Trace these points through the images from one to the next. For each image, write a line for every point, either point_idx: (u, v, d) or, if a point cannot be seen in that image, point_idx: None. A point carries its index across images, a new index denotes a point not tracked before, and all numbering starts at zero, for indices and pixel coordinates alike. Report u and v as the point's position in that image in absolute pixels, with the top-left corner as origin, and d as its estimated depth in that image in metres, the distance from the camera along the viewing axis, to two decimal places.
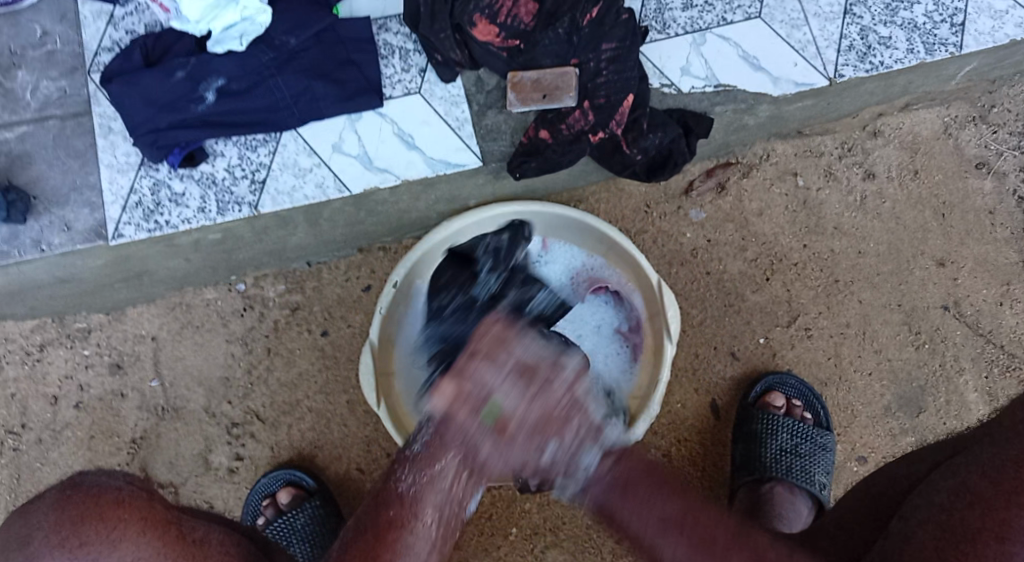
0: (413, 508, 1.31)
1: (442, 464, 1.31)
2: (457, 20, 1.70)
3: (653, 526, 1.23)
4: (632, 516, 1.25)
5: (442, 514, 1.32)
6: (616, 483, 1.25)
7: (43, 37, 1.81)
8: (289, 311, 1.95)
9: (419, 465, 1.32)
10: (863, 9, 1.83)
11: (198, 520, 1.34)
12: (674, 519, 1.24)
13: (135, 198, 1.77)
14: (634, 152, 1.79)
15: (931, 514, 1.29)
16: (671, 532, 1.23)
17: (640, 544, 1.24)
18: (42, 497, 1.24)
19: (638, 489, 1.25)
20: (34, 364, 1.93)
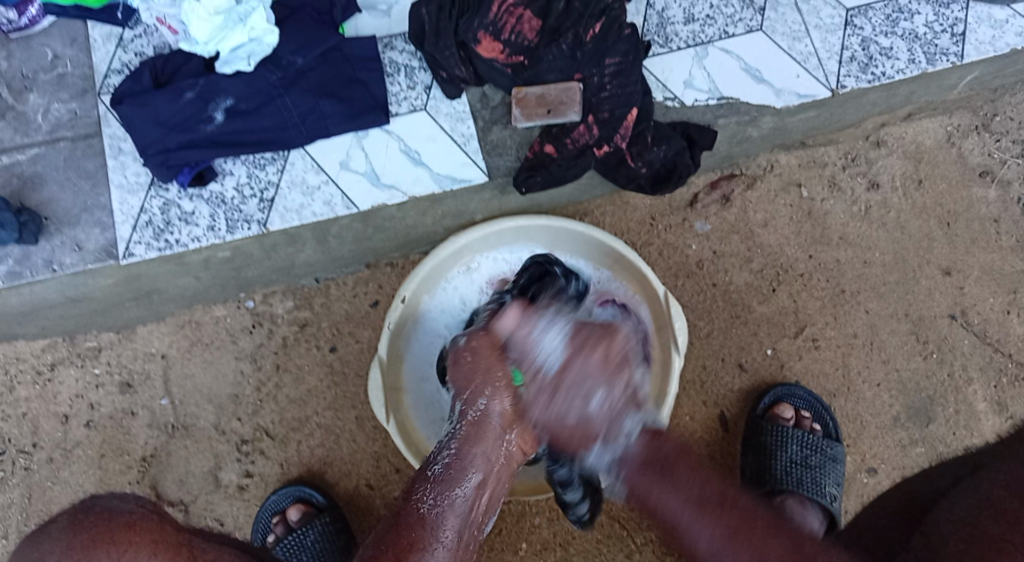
0: (433, 527, 1.31)
1: (463, 488, 1.37)
2: (461, 37, 1.76)
3: (690, 506, 1.34)
4: (667, 501, 1.36)
5: (461, 532, 1.34)
6: (654, 466, 1.40)
7: (54, 60, 1.84)
8: (298, 327, 1.96)
9: (440, 488, 1.36)
10: (864, 20, 1.86)
11: (211, 544, 1.29)
12: (707, 502, 1.34)
13: (145, 217, 1.80)
14: (639, 165, 1.81)
15: (955, 528, 1.31)
16: (704, 516, 1.33)
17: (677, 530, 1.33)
18: (54, 525, 1.21)
19: (677, 471, 1.39)
20: (45, 384, 1.94)
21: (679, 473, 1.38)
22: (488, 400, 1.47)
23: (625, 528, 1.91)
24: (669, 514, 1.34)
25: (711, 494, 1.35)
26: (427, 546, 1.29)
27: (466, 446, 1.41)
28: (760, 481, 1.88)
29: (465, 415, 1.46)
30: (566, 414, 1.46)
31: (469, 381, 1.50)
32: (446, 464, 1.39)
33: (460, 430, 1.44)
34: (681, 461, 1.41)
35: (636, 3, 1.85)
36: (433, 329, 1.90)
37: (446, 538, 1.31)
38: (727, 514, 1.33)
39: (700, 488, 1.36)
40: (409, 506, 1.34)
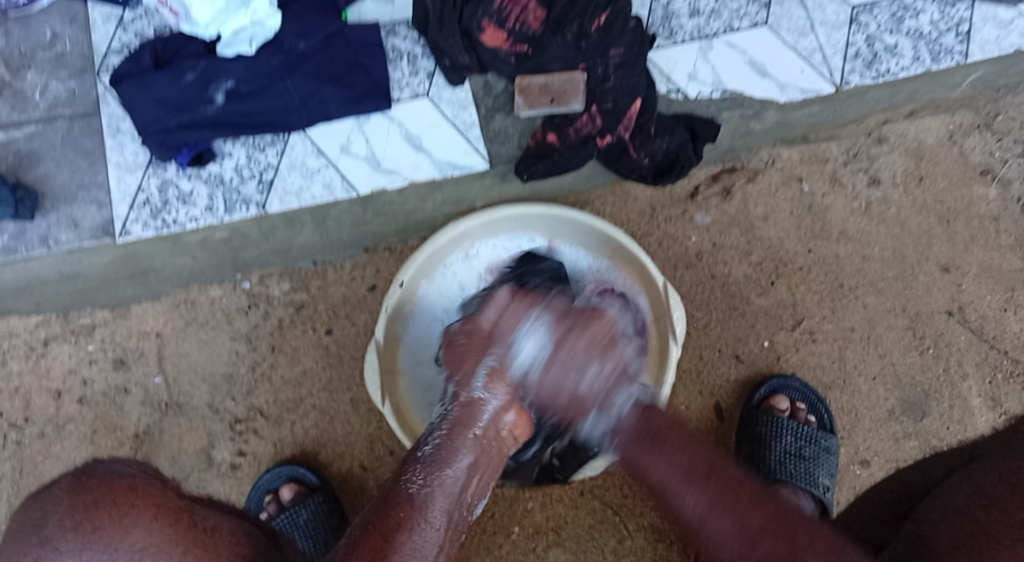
0: (423, 506, 1.36)
1: (452, 469, 1.44)
2: (465, 25, 1.73)
3: (680, 475, 1.42)
4: (659, 463, 1.45)
5: (450, 510, 1.39)
6: (647, 435, 1.50)
7: (53, 39, 1.82)
8: (294, 309, 1.94)
9: (430, 469, 1.42)
10: (869, 18, 1.84)
11: (211, 510, 1.30)
12: (700, 474, 1.41)
13: (143, 196, 1.79)
14: (640, 156, 1.81)
15: (947, 518, 1.32)
16: (697, 485, 1.40)
17: (666, 493, 1.42)
18: (53, 486, 1.20)
19: (668, 443, 1.47)
20: (38, 359, 1.93)
21: (670, 443, 1.47)
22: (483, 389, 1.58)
23: (617, 514, 1.92)
24: (659, 478, 1.44)
25: (700, 471, 1.41)
26: (416, 523, 1.33)
27: (457, 430, 1.50)
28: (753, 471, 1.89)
29: (458, 397, 1.58)
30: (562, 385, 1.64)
31: (462, 363, 1.64)
32: (436, 448, 1.46)
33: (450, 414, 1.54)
34: (666, 440, 1.47)
35: None
36: (429, 315, 1.90)
37: (434, 517, 1.35)
38: (715, 487, 1.39)
39: (690, 458, 1.44)
40: (400, 485, 1.39)
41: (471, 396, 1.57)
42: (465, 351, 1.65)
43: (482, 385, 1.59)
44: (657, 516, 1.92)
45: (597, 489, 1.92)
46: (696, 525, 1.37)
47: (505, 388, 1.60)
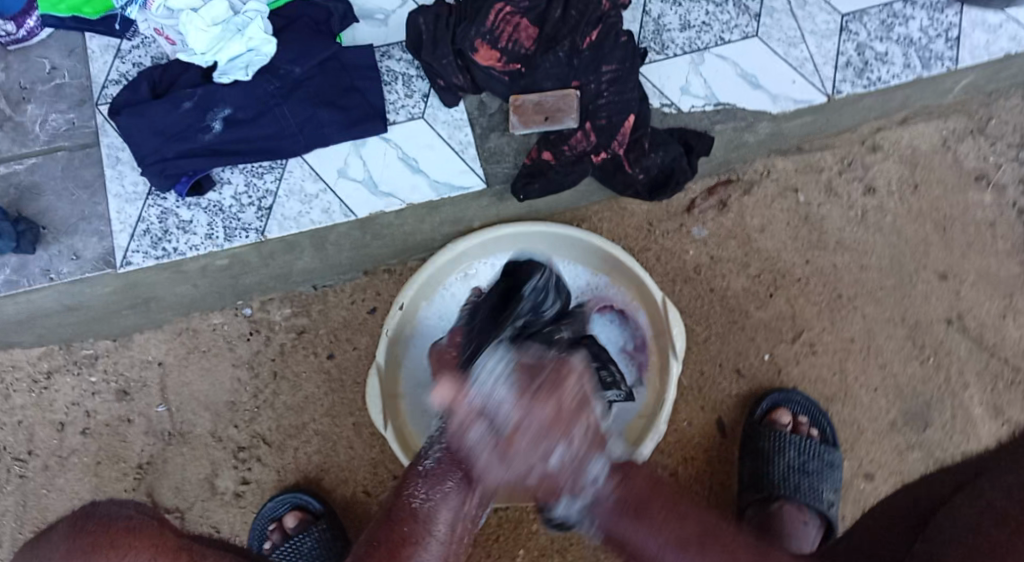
0: (426, 523, 1.31)
1: (453, 481, 1.34)
2: (458, 46, 1.77)
3: (670, 543, 1.22)
4: (647, 540, 1.23)
5: (454, 524, 1.33)
6: (628, 506, 1.26)
7: (52, 72, 1.85)
8: (295, 334, 1.95)
9: (433, 482, 1.34)
10: (859, 26, 1.87)
11: (208, 549, 1.25)
12: (691, 540, 1.22)
13: (143, 225, 1.80)
14: (636, 171, 1.81)
15: (959, 536, 1.30)
16: (689, 552, 1.22)
17: None
18: (53, 531, 1.22)
19: (648, 515, 1.24)
20: (42, 392, 1.94)
21: (650, 516, 1.24)
22: None
23: None
24: (649, 554, 1.23)
25: (688, 541, 1.22)
26: (418, 540, 1.29)
27: (457, 442, 1.35)
28: (758, 487, 1.88)
29: None
30: (521, 462, 1.34)
31: (451, 368, 1.51)
32: (439, 458, 1.37)
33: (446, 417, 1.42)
34: (658, 510, 1.24)
35: (632, 10, 1.87)
36: (432, 337, 1.90)
37: (438, 532, 1.31)
38: (708, 557, 1.21)
39: (680, 529, 1.23)
40: (403, 501, 1.34)
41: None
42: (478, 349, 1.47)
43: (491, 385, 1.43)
44: None
45: None
46: None
47: None
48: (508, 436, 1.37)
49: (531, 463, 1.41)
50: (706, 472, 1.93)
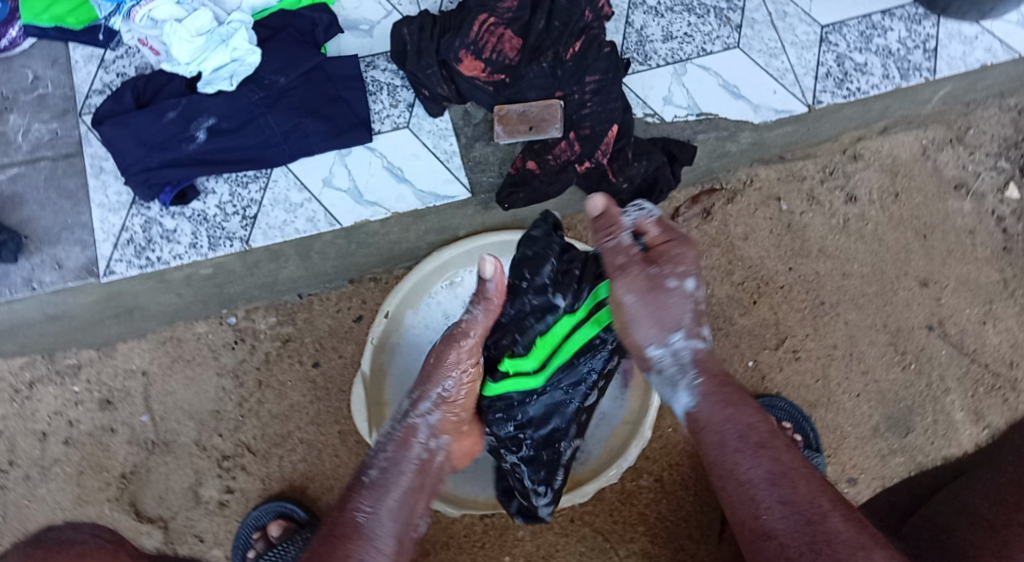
0: (370, 535, 1.42)
1: (396, 495, 1.48)
2: (442, 56, 1.78)
3: (749, 437, 1.43)
4: (728, 425, 1.45)
5: (398, 534, 1.44)
6: (724, 398, 1.48)
7: (34, 81, 1.84)
8: (281, 342, 1.93)
9: (376, 495, 1.46)
10: (838, 37, 1.91)
11: None
12: (765, 439, 1.43)
13: (127, 234, 1.81)
14: (620, 180, 1.81)
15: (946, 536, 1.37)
16: (763, 448, 1.42)
17: (728, 449, 1.43)
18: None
19: (744, 408, 1.47)
20: (23, 402, 1.92)
21: (747, 409, 1.47)
22: (434, 404, 1.58)
23: (608, 540, 1.92)
24: (728, 436, 1.44)
25: (770, 440, 1.43)
26: (363, 554, 1.40)
27: (401, 451, 1.53)
28: None
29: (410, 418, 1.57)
30: (665, 291, 1.52)
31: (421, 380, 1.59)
32: (382, 473, 1.50)
33: (399, 433, 1.55)
34: (745, 402, 1.48)
35: (616, 22, 1.89)
36: (418, 343, 1.89)
37: (383, 543, 1.42)
38: (787, 455, 1.41)
39: (757, 430, 1.44)
40: (347, 514, 1.45)
41: (419, 416, 1.57)
42: (428, 368, 1.59)
43: (433, 404, 1.57)
44: (647, 539, 1.92)
45: (588, 515, 1.92)
46: (759, 488, 1.38)
47: (458, 408, 1.60)
48: (656, 274, 1.52)
49: (666, 306, 1.52)
50: (692, 479, 1.93)
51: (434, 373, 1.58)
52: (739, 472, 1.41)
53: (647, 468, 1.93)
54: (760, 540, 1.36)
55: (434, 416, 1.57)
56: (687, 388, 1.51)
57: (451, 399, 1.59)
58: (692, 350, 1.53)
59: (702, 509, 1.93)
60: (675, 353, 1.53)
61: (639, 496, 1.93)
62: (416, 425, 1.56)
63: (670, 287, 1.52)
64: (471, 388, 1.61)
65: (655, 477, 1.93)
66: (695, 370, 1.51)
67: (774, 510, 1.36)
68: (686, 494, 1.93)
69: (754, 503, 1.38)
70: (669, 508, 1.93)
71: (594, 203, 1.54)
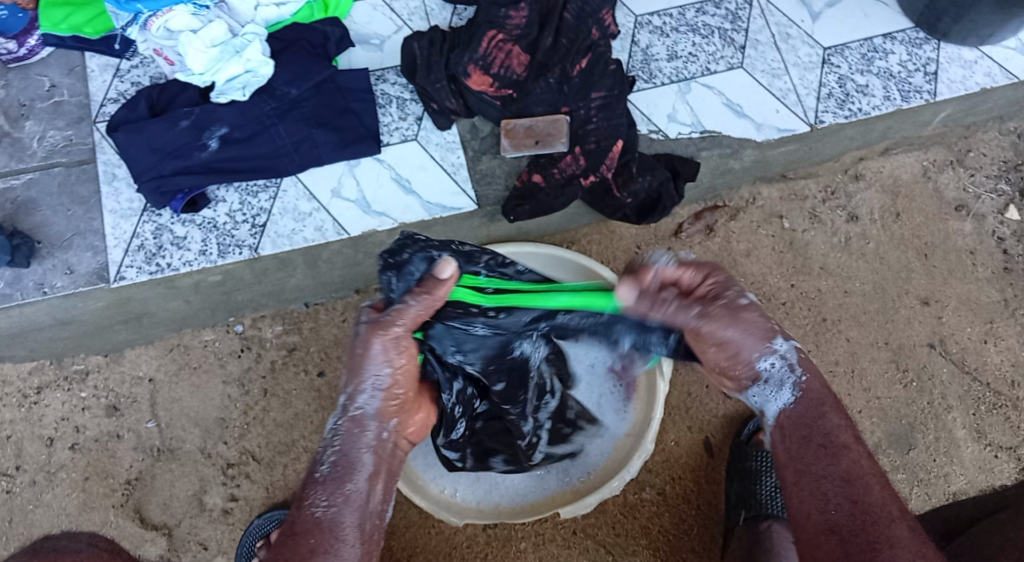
0: (333, 528, 1.38)
1: (354, 481, 1.42)
2: (452, 71, 1.82)
3: (833, 439, 1.37)
4: (813, 423, 1.38)
5: (361, 525, 1.41)
6: (823, 401, 1.39)
7: (51, 89, 1.88)
8: (286, 351, 1.95)
9: (333, 487, 1.41)
10: (840, 59, 1.95)
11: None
12: (848, 444, 1.36)
13: (138, 241, 1.84)
14: (624, 196, 1.84)
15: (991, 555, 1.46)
16: (844, 452, 1.36)
17: (809, 446, 1.37)
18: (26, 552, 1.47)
19: (837, 412, 1.39)
20: (31, 407, 1.94)
21: (839, 414, 1.39)
22: (371, 393, 1.44)
23: (612, 553, 1.92)
24: (809, 435, 1.38)
25: (854, 444, 1.37)
26: (329, 549, 1.36)
27: (350, 442, 1.44)
28: (745, 506, 1.89)
29: (347, 411, 1.45)
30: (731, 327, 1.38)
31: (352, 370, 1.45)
32: (335, 463, 1.43)
33: (342, 425, 1.44)
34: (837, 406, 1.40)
35: (622, 40, 1.93)
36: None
37: (349, 535, 1.39)
38: (869, 462, 1.36)
39: (841, 434, 1.37)
40: (304, 511, 1.40)
41: (359, 409, 1.44)
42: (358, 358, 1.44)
43: (372, 394, 1.44)
44: (650, 553, 1.93)
45: (591, 528, 1.93)
46: (835, 485, 1.34)
47: (397, 390, 1.46)
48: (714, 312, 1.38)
49: (746, 329, 1.39)
50: (695, 493, 1.95)
51: (362, 364, 1.43)
52: (814, 467, 1.36)
53: (649, 481, 1.95)
54: (822, 535, 1.32)
55: (376, 404, 1.45)
56: (793, 386, 1.39)
57: (390, 383, 1.45)
58: (795, 353, 1.39)
59: (705, 525, 1.94)
60: (781, 360, 1.39)
61: (641, 509, 1.94)
62: (359, 419, 1.44)
63: (742, 307, 1.39)
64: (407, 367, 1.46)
65: (657, 490, 1.94)
66: (803, 369, 1.39)
67: (844, 510, 1.32)
68: (687, 508, 1.94)
69: (822, 498, 1.34)
70: (672, 521, 1.94)
71: (623, 295, 1.43)
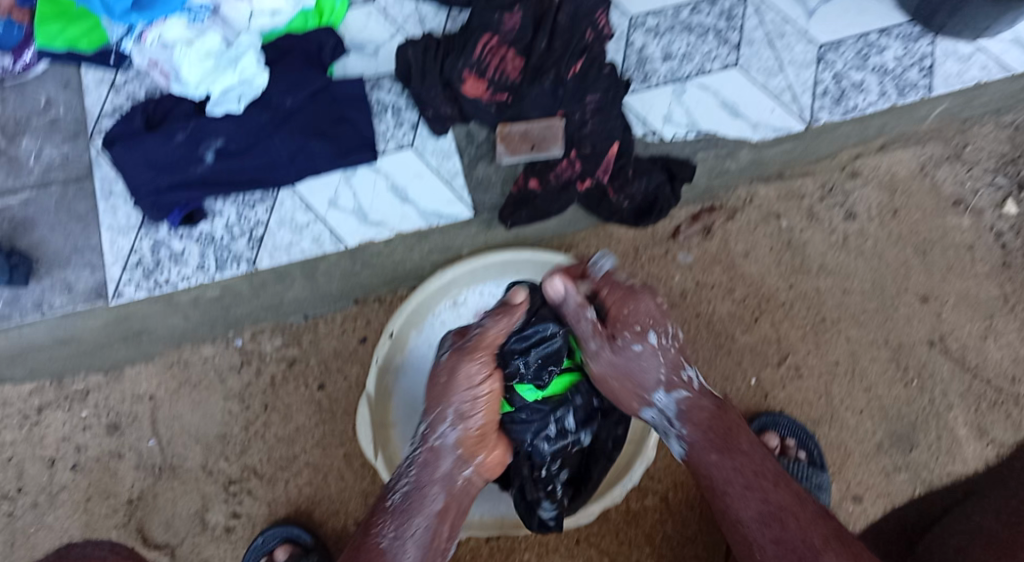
0: (395, 561, 1.50)
1: (421, 516, 1.53)
2: (446, 78, 1.84)
3: (742, 481, 1.53)
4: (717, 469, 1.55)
5: (422, 558, 1.52)
6: (717, 434, 1.57)
7: (47, 105, 1.89)
8: (286, 364, 1.94)
9: (400, 520, 1.53)
10: (836, 56, 1.95)
11: None
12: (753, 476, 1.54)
13: (136, 257, 1.84)
14: (620, 198, 1.87)
15: None
16: (751, 491, 1.53)
17: (720, 491, 1.55)
18: None
19: (734, 455, 1.55)
20: (31, 428, 1.93)
21: (736, 456, 1.55)
22: (448, 427, 1.58)
23: (615, 561, 1.91)
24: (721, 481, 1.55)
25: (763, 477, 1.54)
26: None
27: (424, 475, 1.56)
28: None
29: (426, 440, 1.58)
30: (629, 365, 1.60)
31: (433, 402, 1.59)
32: (407, 494, 1.55)
33: (419, 455, 1.58)
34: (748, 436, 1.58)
35: (616, 42, 1.93)
36: (416, 387, 1.91)
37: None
38: (775, 494, 1.52)
39: (752, 464, 1.55)
40: (371, 539, 1.52)
41: (438, 440, 1.58)
42: (437, 391, 1.59)
43: (452, 426, 1.58)
44: (654, 559, 1.92)
45: (594, 536, 1.92)
46: (753, 526, 1.51)
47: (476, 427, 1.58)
48: (620, 345, 1.60)
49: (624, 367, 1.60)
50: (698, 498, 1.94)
51: (444, 396, 1.58)
52: (732, 511, 1.54)
53: (652, 488, 1.93)
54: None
55: (456, 435, 1.57)
56: (676, 438, 1.61)
57: (471, 411, 1.58)
58: (676, 402, 1.60)
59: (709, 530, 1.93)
60: (660, 411, 1.61)
61: (644, 517, 1.92)
62: (437, 450, 1.57)
63: (635, 354, 1.59)
64: (490, 399, 1.58)
65: (661, 496, 1.93)
66: (680, 420, 1.60)
67: (767, 550, 1.50)
68: (691, 514, 1.93)
69: (748, 542, 1.52)
70: (676, 527, 1.92)
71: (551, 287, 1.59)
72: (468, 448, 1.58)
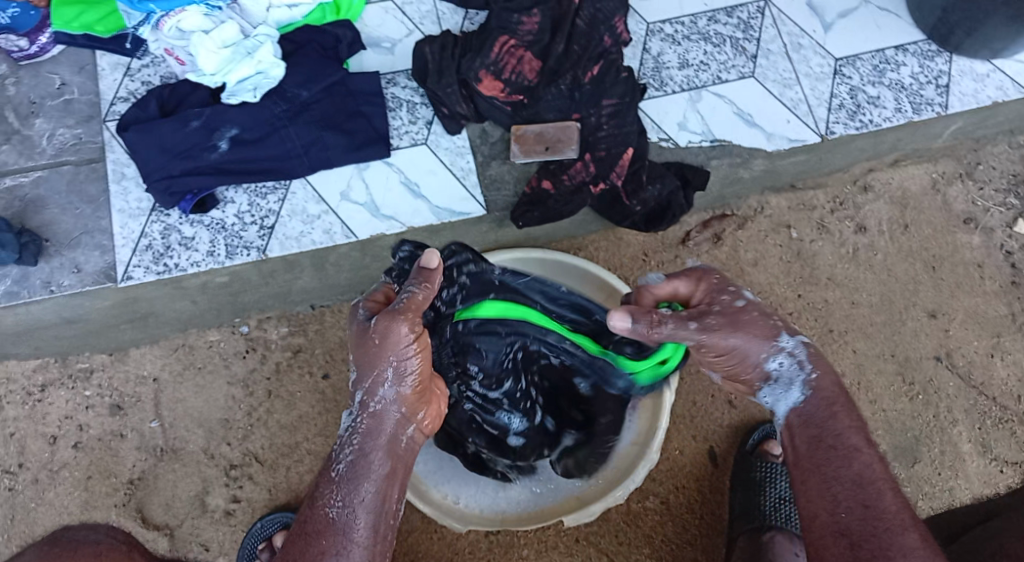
0: (346, 532, 1.35)
1: (369, 484, 1.38)
2: (463, 76, 1.83)
3: (848, 444, 1.36)
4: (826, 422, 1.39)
5: (375, 526, 1.36)
6: (836, 395, 1.41)
7: (61, 87, 1.90)
8: (292, 353, 1.90)
9: (347, 488, 1.37)
10: (852, 71, 1.99)
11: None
12: (862, 443, 1.36)
13: (146, 241, 1.87)
14: (634, 203, 1.84)
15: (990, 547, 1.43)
16: (857, 455, 1.35)
17: (822, 444, 1.37)
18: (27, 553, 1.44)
19: (848, 412, 1.40)
20: (35, 405, 1.89)
21: (850, 414, 1.39)
22: (389, 390, 1.39)
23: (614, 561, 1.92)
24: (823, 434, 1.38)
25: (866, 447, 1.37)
26: (339, 551, 1.34)
27: (368, 441, 1.39)
28: (749, 518, 1.90)
29: (366, 406, 1.40)
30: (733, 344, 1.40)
31: (368, 365, 1.39)
32: (352, 463, 1.38)
33: (358, 423, 1.40)
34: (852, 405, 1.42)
35: (633, 47, 1.96)
36: None
37: (360, 536, 1.35)
38: (879, 468, 1.35)
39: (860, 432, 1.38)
40: (318, 511, 1.37)
41: (379, 403, 1.39)
42: (372, 352, 1.38)
43: (391, 386, 1.39)
44: None
45: (593, 536, 1.92)
46: (849, 489, 1.33)
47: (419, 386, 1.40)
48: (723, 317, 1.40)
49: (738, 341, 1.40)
50: (698, 502, 1.94)
51: (379, 358, 1.38)
52: (825, 468, 1.36)
53: (653, 490, 1.94)
54: (830, 537, 1.32)
55: (396, 394, 1.39)
56: (803, 383, 1.41)
57: (411, 370, 1.39)
58: (803, 347, 1.41)
59: (706, 535, 1.93)
60: (790, 358, 1.41)
61: (644, 518, 1.93)
62: (380, 413, 1.40)
63: (742, 317, 1.41)
64: (423, 357, 1.39)
65: (661, 499, 1.93)
66: (812, 365, 1.41)
67: (854, 514, 1.32)
68: (691, 518, 1.94)
69: (831, 498, 1.34)
70: (675, 531, 1.93)
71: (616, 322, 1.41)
72: (412, 408, 1.40)
